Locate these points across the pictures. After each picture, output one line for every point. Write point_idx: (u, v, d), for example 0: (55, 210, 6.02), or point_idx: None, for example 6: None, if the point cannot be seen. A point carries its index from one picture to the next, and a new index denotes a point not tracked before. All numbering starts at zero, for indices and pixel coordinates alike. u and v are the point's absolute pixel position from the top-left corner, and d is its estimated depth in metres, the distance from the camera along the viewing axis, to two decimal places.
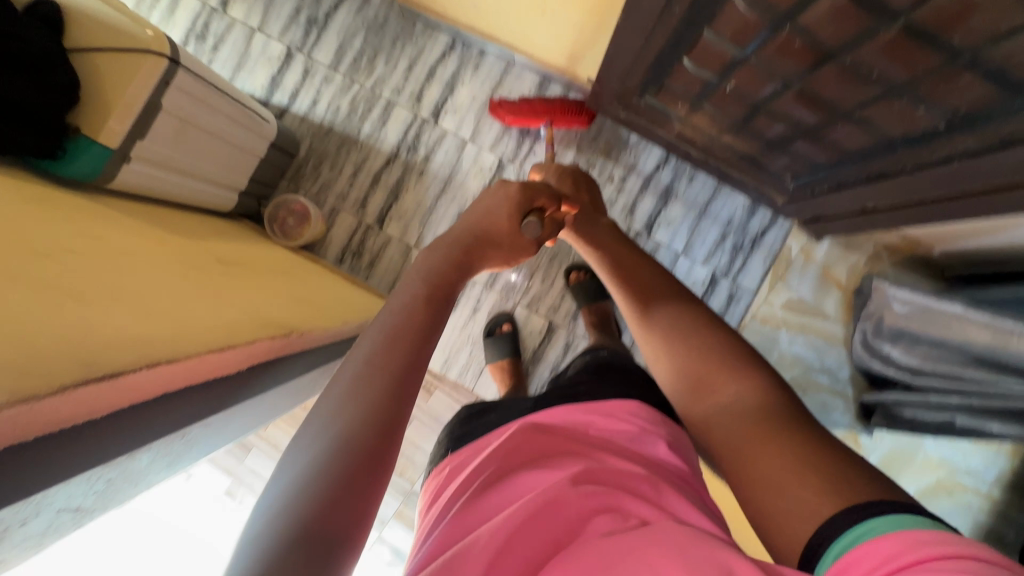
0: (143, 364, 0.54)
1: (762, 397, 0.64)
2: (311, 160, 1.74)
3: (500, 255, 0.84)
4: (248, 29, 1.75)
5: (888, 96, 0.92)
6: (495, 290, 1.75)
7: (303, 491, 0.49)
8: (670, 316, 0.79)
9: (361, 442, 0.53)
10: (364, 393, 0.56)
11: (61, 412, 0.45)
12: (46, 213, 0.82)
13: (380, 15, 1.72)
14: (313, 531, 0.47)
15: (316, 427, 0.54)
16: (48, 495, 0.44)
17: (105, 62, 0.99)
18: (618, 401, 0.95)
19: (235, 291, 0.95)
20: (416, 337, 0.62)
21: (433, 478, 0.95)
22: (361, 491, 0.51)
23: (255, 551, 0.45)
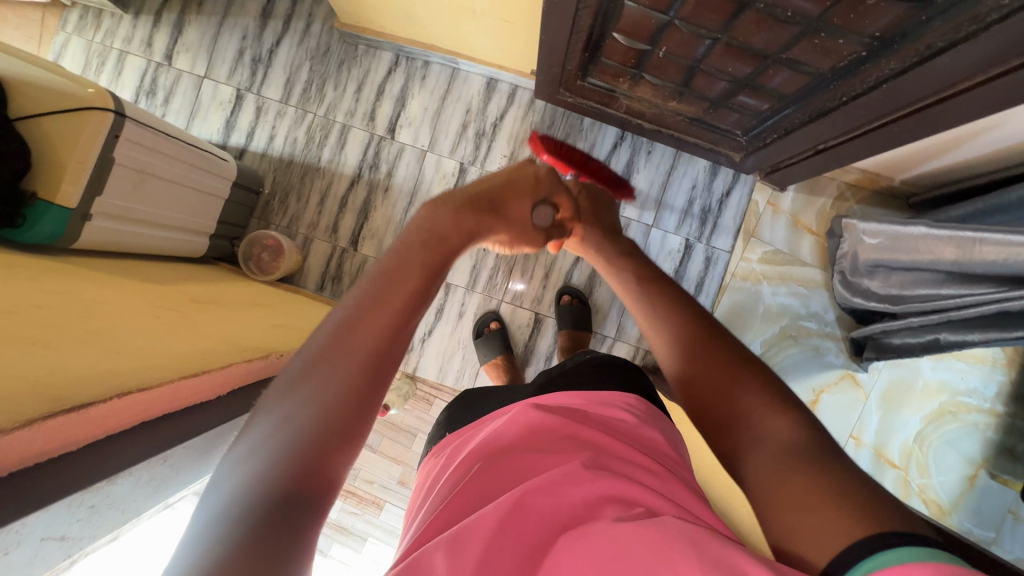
0: (109, 396, 0.57)
1: (805, 436, 0.57)
2: (277, 195, 1.76)
3: (507, 230, 0.74)
4: (196, 77, 1.78)
5: (808, 33, 0.95)
6: (477, 291, 1.77)
7: (271, 456, 0.51)
8: (708, 349, 0.67)
9: (333, 417, 0.54)
10: (336, 369, 0.56)
11: (28, 446, 0.48)
12: (14, 274, 0.84)
13: (322, 44, 1.76)
14: (278, 494, 0.49)
15: (290, 400, 0.54)
16: (25, 523, 0.48)
17: (50, 126, 1.01)
18: (614, 392, 0.93)
19: (212, 324, 0.97)
20: (394, 312, 0.60)
21: (430, 458, 0.94)
22: (330, 455, 0.53)
23: (224, 512, 0.48)
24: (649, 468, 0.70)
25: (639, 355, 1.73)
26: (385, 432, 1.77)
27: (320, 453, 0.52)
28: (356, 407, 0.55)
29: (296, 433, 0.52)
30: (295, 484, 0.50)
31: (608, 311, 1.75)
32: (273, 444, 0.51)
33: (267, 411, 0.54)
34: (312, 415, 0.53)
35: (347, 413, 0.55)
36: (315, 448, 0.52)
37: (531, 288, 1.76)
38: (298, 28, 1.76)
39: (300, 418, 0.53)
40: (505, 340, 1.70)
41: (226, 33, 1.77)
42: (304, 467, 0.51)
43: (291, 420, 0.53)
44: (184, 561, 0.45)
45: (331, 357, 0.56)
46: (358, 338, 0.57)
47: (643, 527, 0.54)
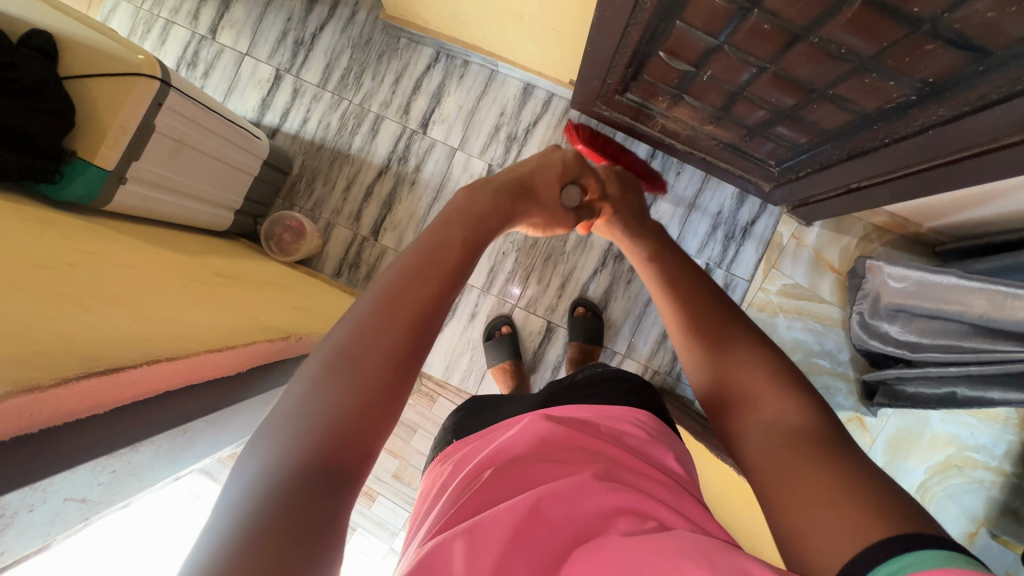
0: (137, 363, 0.58)
1: (808, 419, 0.60)
2: (304, 178, 1.77)
3: (541, 213, 0.83)
4: (237, 54, 1.79)
5: (858, 71, 0.95)
6: (492, 293, 1.76)
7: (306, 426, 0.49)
8: (723, 344, 0.72)
9: (367, 388, 0.53)
10: (373, 339, 0.55)
11: (59, 404, 0.49)
12: (48, 230, 0.84)
13: (365, 33, 1.77)
14: (313, 465, 0.47)
15: (326, 370, 0.53)
16: (53, 481, 0.48)
17: (96, 88, 1.02)
18: (625, 407, 0.93)
19: (233, 300, 0.97)
20: (424, 286, 0.60)
21: (436, 466, 0.95)
22: (365, 429, 0.51)
23: (258, 481, 0.46)
24: (662, 486, 0.69)
25: (647, 375, 1.72)
26: None
27: (354, 425, 0.51)
28: (393, 381, 0.55)
29: (334, 398, 0.52)
30: (333, 445, 0.49)
31: (620, 328, 1.74)
32: (311, 409, 0.50)
33: (306, 377, 0.53)
34: (350, 385, 0.52)
35: (386, 385, 0.54)
36: (353, 414, 0.51)
37: (546, 297, 1.76)
38: (343, 15, 1.78)
39: (342, 384, 0.52)
40: (515, 345, 1.69)
41: (272, 13, 1.79)
42: (344, 431, 0.50)
43: (327, 391, 0.52)
44: (218, 519, 0.43)
45: (372, 329, 0.56)
46: (400, 310, 0.58)
47: (658, 541, 0.54)
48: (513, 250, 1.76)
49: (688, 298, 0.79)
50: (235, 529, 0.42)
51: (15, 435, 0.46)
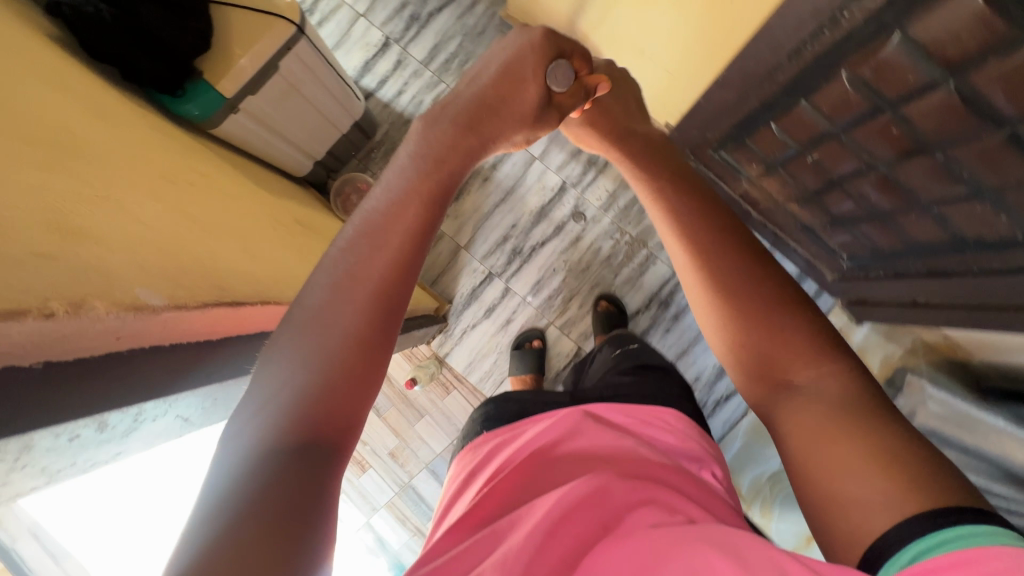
0: (224, 301, 0.62)
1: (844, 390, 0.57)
2: (384, 146, 1.80)
3: (518, 130, 0.68)
4: (353, 12, 1.83)
5: (971, 198, 0.94)
6: (532, 305, 1.78)
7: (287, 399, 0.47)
8: (755, 306, 0.63)
9: (346, 352, 0.50)
10: (347, 303, 0.52)
11: (180, 324, 0.55)
12: (167, 142, 0.88)
13: (479, 25, 1.80)
14: (298, 438, 0.46)
15: (304, 339, 0.50)
16: (172, 399, 0.53)
17: (238, 19, 1.06)
18: (651, 408, 0.97)
19: (313, 253, 1.01)
20: (398, 241, 0.56)
21: (461, 458, 0.97)
22: (348, 395, 0.49)
23: (238, 462, 0.44)
24: (685, 486, 0.70)
25: None
26: (396, 403, 1.78)
27: (336, 395, 0.49)
28: (369, 344, 0.51)
29: (299, 374, 0.49)
30: (306, 422, 0.47)
31: None
32: (277, 389, 0.48)
33: (270, 360, 0.50)
34: (327, 357, 0.49)
35: (361, 345, 0.51)
36: (325, 389, 0.49)
37: (584, 323, 1.76)
38: (464, 2, 1.81)
39: (307, 367, 0.49)
40: (541, 361, 1.70)
41: None
42: (324, 409, 0.48)
43: (304, 363, 0.49)
44: (188, 520, 0.41)
45: (334, 303, 0.52)
46: (364, 273, 0.53)
47: (679, 528, 0.54)
48: (563, 270, 1.77)
49: (708, 270, 0.67)
50: (221, 521, 0.40)
51: (151, 344, 0.53)
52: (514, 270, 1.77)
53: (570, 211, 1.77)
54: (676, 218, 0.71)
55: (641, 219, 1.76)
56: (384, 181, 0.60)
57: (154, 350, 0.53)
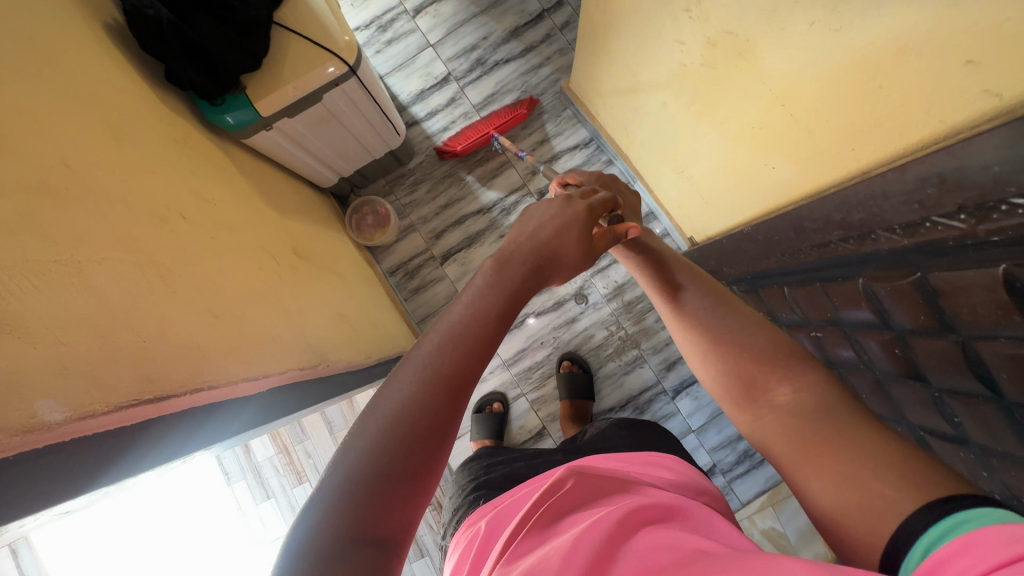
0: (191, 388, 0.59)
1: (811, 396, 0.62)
2: (414, 175, 1.81)
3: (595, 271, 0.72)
4: (424, 40, 1.85)
5: (958, 442, 0.89)
6: (509, 371, 1.76)
7: (352, 495, 0.47)
8: (741, 372, 0.69)
9: (414, 454, 0.50)
10: (424, 404, 0.51)
11: (151, 411, 0.54)
12: (181, 159, 0.89)
13: (539, 86, 1.81)
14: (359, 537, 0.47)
15: (376, 430, 0.50)
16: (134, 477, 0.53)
17: (295, 47, 1.08)
18: (637, 455, 0.98)
19: (295, 295, 1.01)
20: (477, 348, 0.55)
21: (461, 532, 0.95)
22: (410, 496, 0.49)
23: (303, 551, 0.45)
24: (700, 514, 0.67)
25: None
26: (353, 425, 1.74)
27: (400, 496, 0.49)
28: (435, 448, 0.51)
29: (374, 481, 0.48)
30: (382, 531, 0.48)
31: None
32: (349, 496, 0.47)
33: (340, 463, 0.49)
34: (396, 457, 0.49)
35: (428, 449, 0.51)
36: (400, 498, 0.49)
37: (555, 404, 1.73)
38: (531, 61, 1.82)
39: (381, 481, 0.48)
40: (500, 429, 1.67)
41: (473, 25, 1.85)
42: (384, 511, 0.48)
43: (376, 458, 0.49)
44: None
45: (410, 413, 0.51)
46: (443, 379, 0.53)
47: (686, 568, 0.50)
48: (550, 345, 1.76)
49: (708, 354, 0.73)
50: None
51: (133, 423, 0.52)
52: None
53: (575, 290, 1.77)
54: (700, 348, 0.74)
55: (641, 318, 1.74)
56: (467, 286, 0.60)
57: (137, 429, 0.53)
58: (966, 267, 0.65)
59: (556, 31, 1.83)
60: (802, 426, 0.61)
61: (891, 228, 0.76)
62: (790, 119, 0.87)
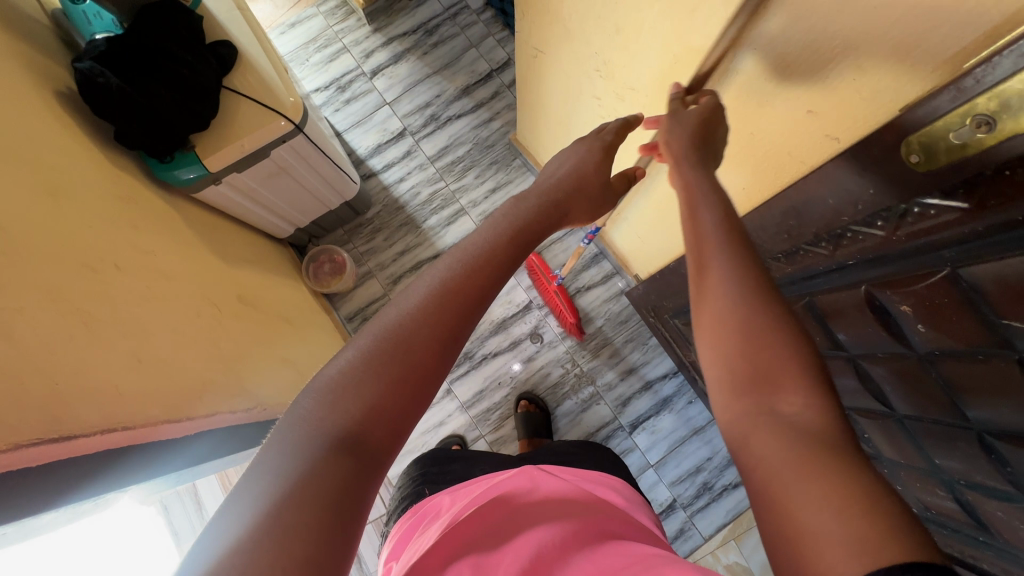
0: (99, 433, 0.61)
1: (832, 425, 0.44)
2: (372, 224, 1.87)
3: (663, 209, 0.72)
4: (381, 99, 1.97)
5: (874, 457, 0.93)
6: (467, 413, 1.77)
7: (353, 388, 0.50)
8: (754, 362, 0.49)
9: (417, 360, 0.52)
10: (431, 313, 0.55)
11: (58, 453, 0.55)
12: (121, 213, 0.93)
13: (491, 138, 1.93)
14: (352, 429, 0.48)
15: (381, 333, 0.53)
16: (37, 520, 0.55)
17: (244, 108, 1.16)
18: (590, 475, 1.08)
19: (234, 341, 1.03)
20: (489, 274, 0.60)
21: (403, 520, 0.98)
22: (407, 401, 0.52)
23: (299, 435, 0.47)
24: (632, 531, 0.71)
25: None
26: None
27: (398, 400, 0.51)
28: (437, 358, 0.54)
29: (376, 375, 0.51)
30: (377, 428, 0.49)
31: None
32: (350, 387, 0.50)
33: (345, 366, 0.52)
34: (398, 360, 0.52)
35: (430, 357, 0.53)
36: (392, 404, 0.51)
37: (513, 445, 1.73)
38: (481, 116, 1.95)
39: (377, 383, 0.51)
40: None
41: (427, 85, 1.98)
42: (380, 412, 0.50)
43: (378, 359, 0.52)
44: (246, 477, 0.45)
45: (407, 325, 0.54)
46: (453, 295, 0.57)
47: None
48: (507, 385, 1.78)
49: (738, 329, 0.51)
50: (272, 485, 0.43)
51: (39, 467, 0.53)
52: (459, 374, 1.79)
53: (529, 330, 1.81)
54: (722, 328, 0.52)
55: (595, 355, 1.79)
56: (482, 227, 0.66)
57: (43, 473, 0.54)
58: (838, 289, 0.73)
59: (504, 89, 1.97)
60: (758, 403, 0.48)
61: (778, 257, 0.84)
62: None
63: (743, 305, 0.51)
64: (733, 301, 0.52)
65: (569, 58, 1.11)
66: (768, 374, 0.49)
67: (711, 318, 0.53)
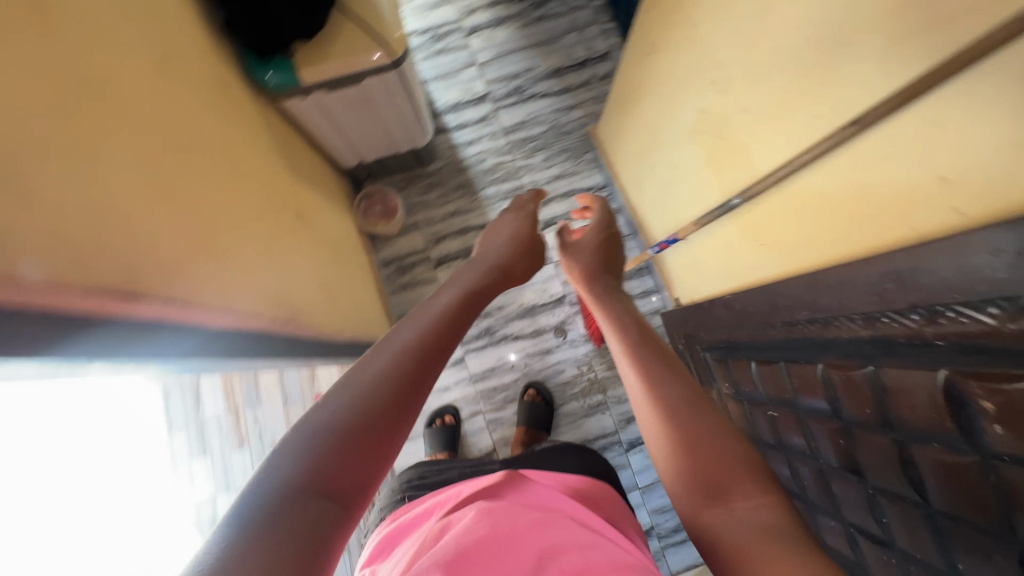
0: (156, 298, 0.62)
1: (775, 515, 0.51)
2: (430, 178, 1.86)
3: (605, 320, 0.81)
4: (471, 58, 1.95)
5: (885, 545, 0.90)
6: (474, 386, 1.77)
7: (316, 448, 0.51)
8: (705, 469, 0.56)
9: (380, 415, 0.54)
10: (393, 367, 0.57)
11: (117, 307, 0.56)
12: (212, 98, 0.93)
13: (568, 126, 1.90)
14: (317, 489, 0.49)
15: (346, 393, 0.55)
16: (80, 365, 0.56)
17: (351, 31, 1.15)
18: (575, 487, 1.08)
19: (285, 252, 1.03)
20: (449, 337, 0.63)
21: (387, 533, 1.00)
22: (373, 455, 0.53)
23: (260, 496, 0.47)
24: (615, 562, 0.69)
25: None
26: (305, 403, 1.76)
27: (362, 456, 0.52)
28: (401, 410, 0.56)
29: (340, 436, 0.52)
30: (342, 484, 0.51)
31: None
32: (317, 448, 0.51)
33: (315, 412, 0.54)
34: (360, 418, 0.53)
35: (390, 415, 0.55)
36: (362, 453, 0.52)
37: (509, 430, 1.73)
38: (566, 101, 1.91)
39: (345, 435, 0.52)
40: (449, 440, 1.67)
41: (520, 56, 1.95)
42: (344, 468, 0.51)
43: (342, 418, 0.53)
44: (202, 547, 0.44)
45: (375, 381, 0.56)
46: (415, 351, 0.59)
47: None
48: (520, 370, 1.78)
49: (677, 438, 0.59)
50: (231, 550, 0.43)
51: (98, 315, 0.54)
52: (477, 346, 1.79)
53: (555, 323, 1.80)
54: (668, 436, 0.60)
55: (613, 365, 1.76)
56: (445, 291, 0.71)
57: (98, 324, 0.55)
58: (916, 366, 0.69)
59: (595, 80, 1.93)
60: (714, 512, 0.53)
61: (853, 317, 0.81)
62: (786, 200, 0.93)
63: (680, 414, 0.61)
64: (672, 411, 0.62)
65: (686, 63, 1.07)
66: (714, 487, 0.55)
67: (653, 418, 0.63)
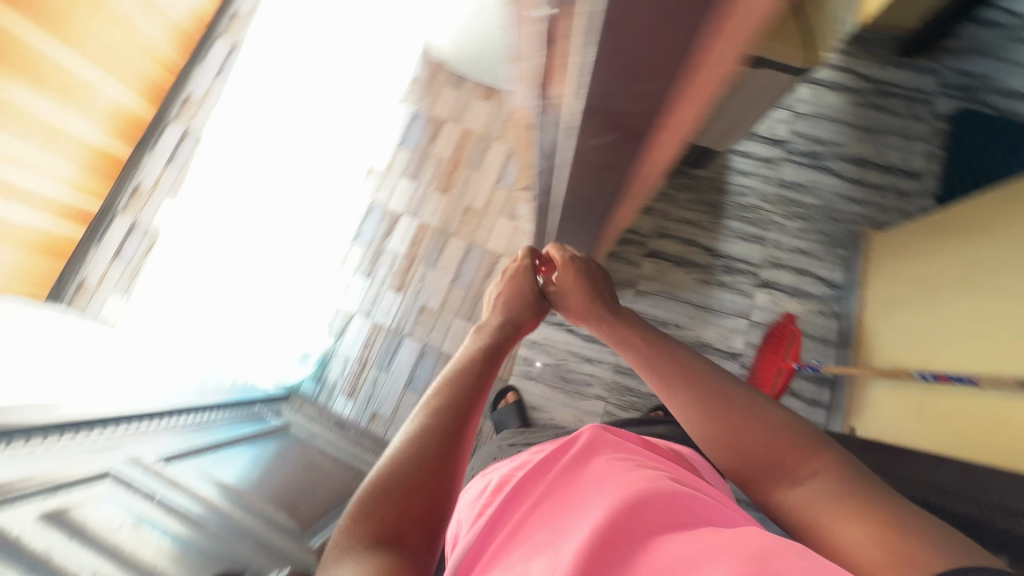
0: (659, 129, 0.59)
1: (833, 484, 0.69)
2: (689, 180, 1.88)
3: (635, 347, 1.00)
4: (791, 102, 1.92)
5: None
6: (614, 374, 1.77)
7: (401, 482, 0.66)
8: (763, 451, 0.77)
9: (430, 464, 0.69)
10: (412, 445, 0.71)
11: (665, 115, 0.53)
12: None
13: (840, 214, 1.83)
14: (422, 511, 0.64)
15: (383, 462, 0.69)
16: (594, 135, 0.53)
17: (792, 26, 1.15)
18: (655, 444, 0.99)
19: None
20: (441, 409, 0.78)
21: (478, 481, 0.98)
22: (454, 484, 0.69)
23: (360, 513, 0.63)
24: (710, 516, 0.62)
25: None
26: (468, 292, 1.83)
27: (441, 489, 0.67)
28: (439, 458, 0.70)
29: (408, 480, 0.66)
30: (445, 509, 0.66)
31: None
32: (389, 492, 0.65)
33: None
34: (401, 470, 0.67)
35: (433, 468, 0.68)
36: (423, 500, 0.65)
37: None
38: (852, 191, 1.85)
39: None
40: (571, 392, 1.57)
41: (835, 127, 1.90)
42: (435, 493, 0.66)
43: (379, 473, 0.67)
44: (332, 547, 0.61)
45: (412, 451, 0.70)
46: (426, 438, 0.72)
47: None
48: None
49: (726, 428, 0.80)
50: (378, 546, 0.59)
51: None
52: None
53: None
54: (710, 429, 0.82)
55: None
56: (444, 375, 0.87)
57: None
58: None
59: (893, 190, 1.84)
60: (787, 486, 0.73)
61: None
62: None
63: (715, 421, 0.82)
64: (705, 418, 0.83)
65: None
66: (784, 467, 0.74)
67: (711, 433, 0.82)
